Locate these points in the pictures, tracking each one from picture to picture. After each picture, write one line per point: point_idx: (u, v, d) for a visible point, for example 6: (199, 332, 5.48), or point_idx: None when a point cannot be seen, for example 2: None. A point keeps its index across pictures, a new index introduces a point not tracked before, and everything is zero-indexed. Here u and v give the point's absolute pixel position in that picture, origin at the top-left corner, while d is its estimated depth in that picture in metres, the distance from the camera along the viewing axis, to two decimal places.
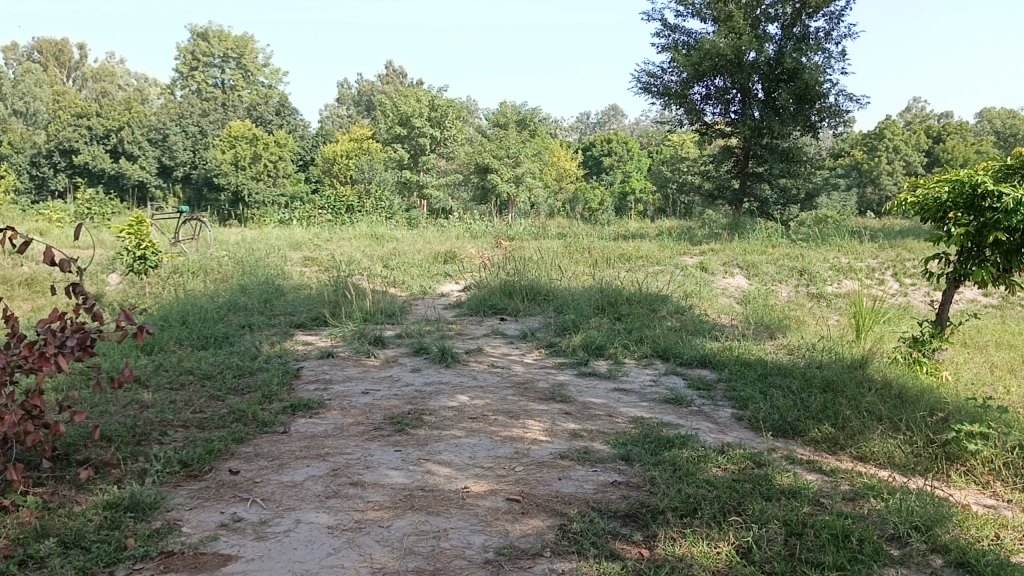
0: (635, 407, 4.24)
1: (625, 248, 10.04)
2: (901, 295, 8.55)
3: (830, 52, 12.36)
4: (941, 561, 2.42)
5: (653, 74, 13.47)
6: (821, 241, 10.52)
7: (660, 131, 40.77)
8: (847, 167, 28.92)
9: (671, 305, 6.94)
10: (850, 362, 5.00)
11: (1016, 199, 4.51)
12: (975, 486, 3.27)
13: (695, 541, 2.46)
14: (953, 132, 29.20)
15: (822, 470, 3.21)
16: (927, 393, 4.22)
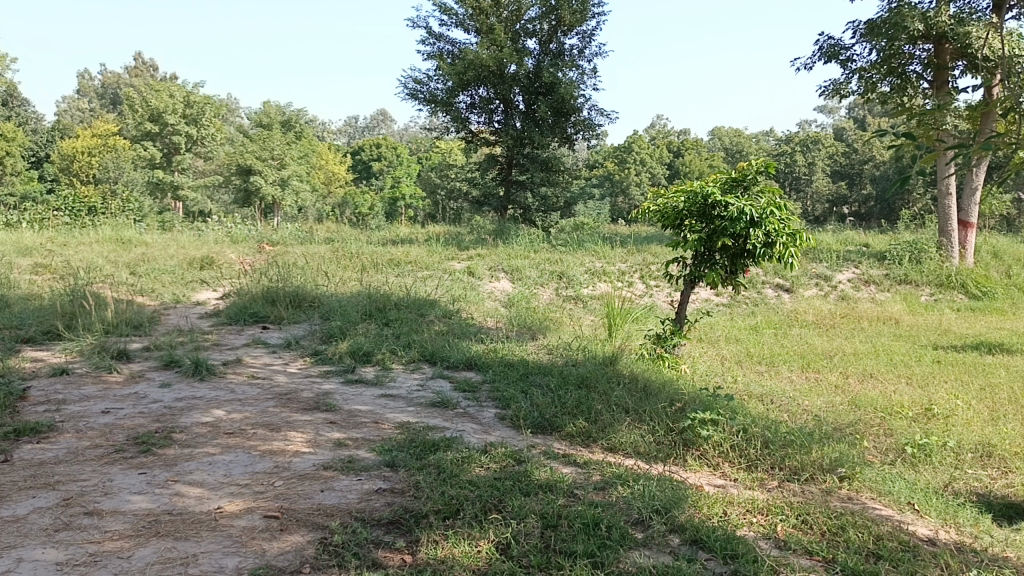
0: (401, 412, 4.23)
1: (393, 253, 10.04)
2: (647, 296, 9.32)
3: (583, 68, 13.15)
4: (678, 539, 2.63)
5: (419, 81, 13.56)
6: (578, 246, 11.17)
7: (428, 138, 41.32)
8: (601, 177, 30.99)
9: (438, 310, 7.03)
10: (602, 359, 5.33)
11: (739, 208, 5.07)
12: (708, 468, 3.60)
13: (456, 542, 2.50)
14: (690, 148, 32.30)
15: (576, 463, 3.39)
16: (668, 386, 4.60)
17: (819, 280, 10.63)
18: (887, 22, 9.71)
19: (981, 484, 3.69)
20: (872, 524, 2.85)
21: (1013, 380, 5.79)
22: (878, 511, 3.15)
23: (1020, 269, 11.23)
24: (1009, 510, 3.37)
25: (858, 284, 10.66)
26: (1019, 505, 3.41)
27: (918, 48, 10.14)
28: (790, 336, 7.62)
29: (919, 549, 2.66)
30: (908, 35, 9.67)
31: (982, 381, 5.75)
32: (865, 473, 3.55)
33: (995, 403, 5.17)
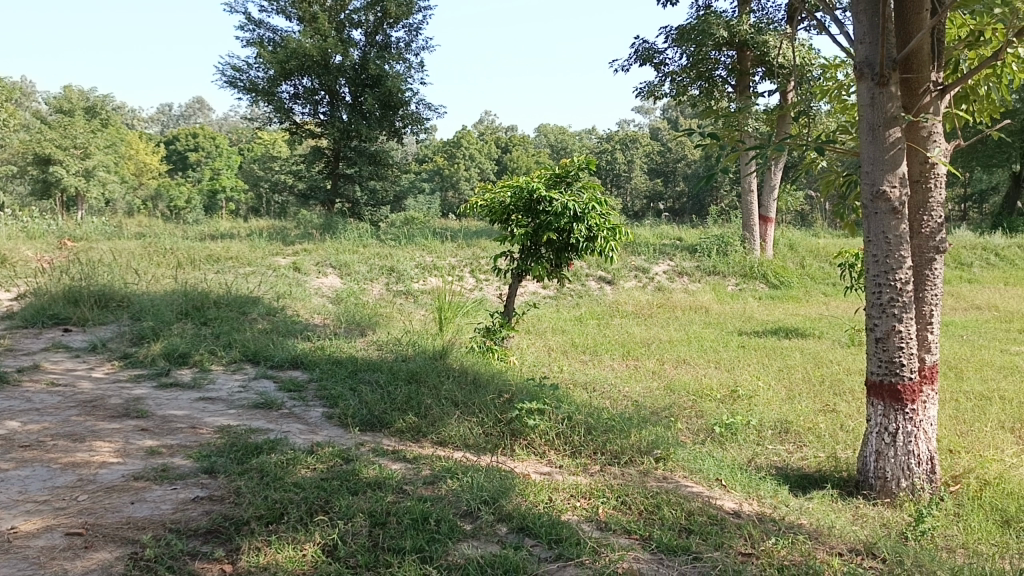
0: (221, 415, 4.03)
1: (212, 249, 9.55)
2: (477, 290, 9.47)
3: (410, 61, 13.09)
4: (506, 528, 2.67)
5: (238, 68, 12.96)
6: (408, 241, 11.10)
7: (250, 129, 39.62)
8: (430, 171, 30.96)
9: (261, 307, 6.75)
10: (432, 354, 5.33)
11: (563, 203, 5.23)
12: (535, 456, 3.70)
13: (280, 547, 2.41)
14: (518, 144, 33.01)
15: (406, 458, 3.37)
16: (496, 377, 4.68)
17: (638, 272, 11.18)
18: (695, 28, 10.35)
19: (779, 458, 4.03)
20: (685, 502, 3.03)
21: (806, 361, 6.36)
22: (690, 488, 3.35)
23: (811, 261, 12.33)
24: (802, 481, 3.70)
25: (673, 275, 11.31)
26: (811, 476, 3.76)
27: (722, 53, 10.86)
28: (612, 327, 7.95)
29: (725, 522, 2.86)
30: (714, 41, 10.35)
31: (780, 363, 6.28)
32: (678, 453, 3.78)
33: (791, 383, 5.65)
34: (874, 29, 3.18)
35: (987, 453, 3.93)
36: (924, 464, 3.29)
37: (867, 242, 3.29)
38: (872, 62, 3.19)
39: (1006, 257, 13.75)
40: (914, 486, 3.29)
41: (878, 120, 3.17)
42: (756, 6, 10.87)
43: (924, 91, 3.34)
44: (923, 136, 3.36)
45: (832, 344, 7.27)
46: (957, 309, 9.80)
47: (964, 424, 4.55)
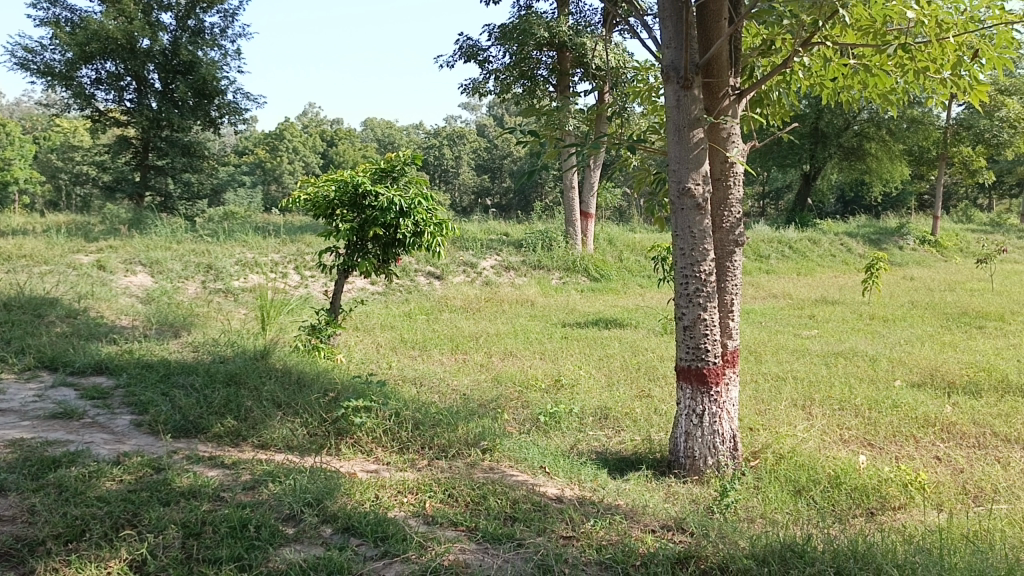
0: (12, 428, 3.67)
1: (1, 246, 8.67)
2: (301, 287, 9.27)
3: (225, 49, 12.50)
4: (330, 529, 2.62)
5: (29, 48, 11.82)
6: (226, 236, 10.60)
7: (44, 114, 36.31)
8: (251, 164, 29.71)
9: (60, 309, 6.21)
10: (253, 354, 5.12)
11: (388, 198, 5.20)
12: (362, 455, 3.65)
13: (81, 567, 2.23)
14: (343, 137, 32.37)
15: (224, 464, 3.22)
16: (321, 376, 4.57)
17: (466, 267, 11.28)
18: (517, 28, 10.56)
19: (600, 443, 4.21)
20: (510, 490, 3.09)
21: (623, 350, 6.67)
22: (516, 477, 3.43)
23: (629, 255, 12.94)
24: (620, 463, 3.89)
25: (500, 270, 11.52)
26: (628, 458, 3.95)
27: (544, 54, 11.14)
28: (440, 321, 7.98)
29: (548, 508, 2.94)
30: (535, 41, 10.62)
31: (601, 352, 6.55)
32: (504, 443, 3.86)
33: (611, 371, 5.92)
34: (679, 35, 3.37)
35: (781, 429, 4.29)
36: (727, 442, 3.55)
37: (674, 236, 3.49)
38: (677, 66, 3.38)
39: (799, 249, 15.05)
40: (719, 463, 3.55)
41: (683, 121, 3.37)
42: (574, 9, 11.23)
43: (723, 95, 3.58)
44: (723, 137, 3.61)
45: (648, 333, 7.67)
46: (757, 298, 10.63)
47: (762, 403, 4.95)
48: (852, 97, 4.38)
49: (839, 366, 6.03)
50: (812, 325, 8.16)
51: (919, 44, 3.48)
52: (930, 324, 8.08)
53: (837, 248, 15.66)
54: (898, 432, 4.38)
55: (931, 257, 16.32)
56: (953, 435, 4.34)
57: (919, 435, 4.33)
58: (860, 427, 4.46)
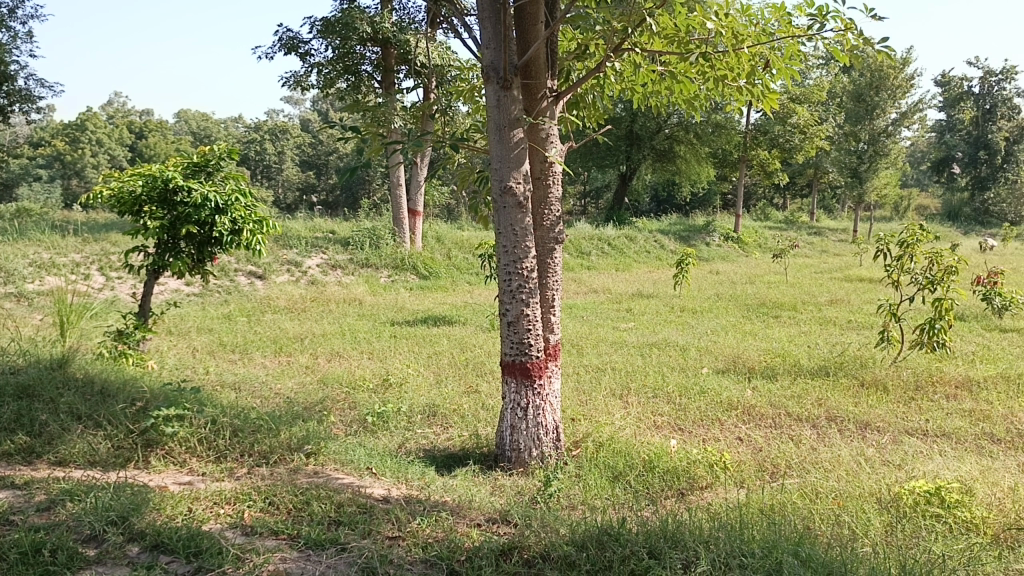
0: None
1: None
2: (107, 289, 8.64)
3: (15, 30, 11.40)
4: (138, 548, 2.45)
5: None
6: (19, 235, 9.68)
7: None
8: (48, 156, 27.29)
9: None
10: (49, 363, 4.71)
11: (202, 195, 4.95)
12: (174, 466, 3.44)
13: None
14: (154, 130, 30.45)
15: (14, 485, 2.94)
16: (129, 385, 4.27)
17: (290, 266, 10.93)
18: (340, 22, 10.36)
19: (427, 440, 4.22)
20: (334, 494, 3.02)
21: (451, 347, 6.71)
22: (341, 479, 3.36)
23: (457, 252, 13.02)
24: (447, 460, 3.91)
25: (325, 269, 11.25)
26: (455, 454, 3.99)
27: (368, 49, 11.00)
28: (262, 323, 7.68)
29: (374, 510, 2.91)
30: (359, 36, 10.46)
31: (429, 350, 6.56)
32: (329, 446, 3.78)
33: (438, 368, 5.93)
34: (497, 36, 3.42)
35: (600, 418, 4.48)
36: (549, 433, 3.66)
37: (496, 233, 3.55)
38: (496, 66, 3.43)
39: (617, 246, 15.73)
40: (542, 454, 3.66)
41: (503, 121, 3.43)
42: (398, 6, 11.15)
43: (541, 97, 3.68)
44: (542, 137, 3.71)
45: (475, 329, 7.75)
46: (579, 293, 11.02)
47: (584, 394, 5.14)
48: (662, 102, 4.64)
49: (654, 356, 6.37)
50: (629, 318, 8.56)
51: (717, 52, 3.73)
52: (734, 315, 8.71)
53: (652, 244, 16.52)
54: (706, 416, 4.68)
55: (735, 253, 17.60)
56: (753, 416, 4.71)
57: (724, 417, 4.65)
58: (672, 413, 4.73)
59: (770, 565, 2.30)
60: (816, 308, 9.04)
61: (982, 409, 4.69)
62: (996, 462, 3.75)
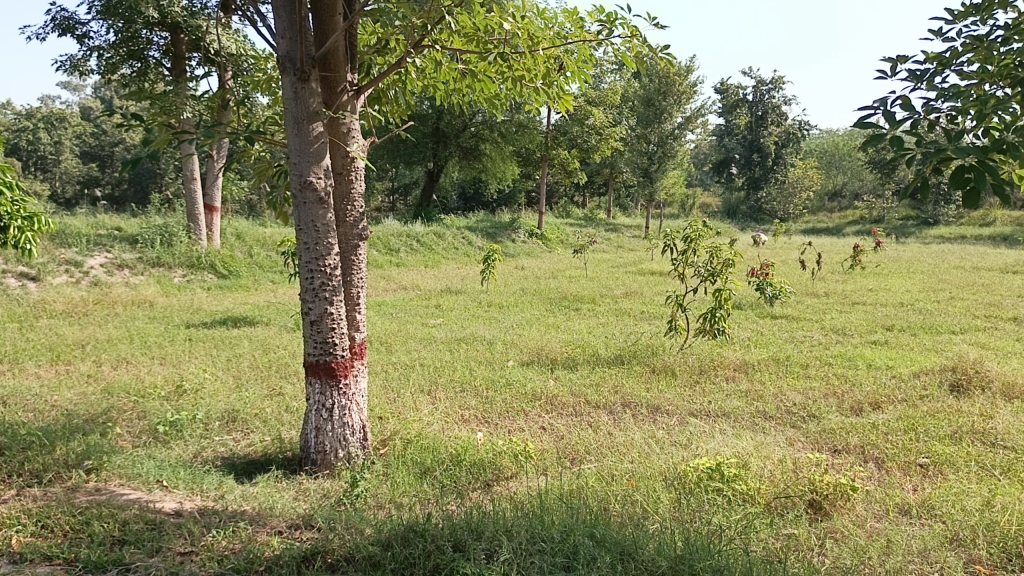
0: None
1: None
2: None
3: None
4: None
5: None
6: None
7: None
8: None
9: None
10: None
11: None
12: None
13: None
14: None
15: None
16: None
17: (69, 266, 10.02)
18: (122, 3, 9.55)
19: (226, 447, 4.01)
20: (118, 511, 2.80)
21: (253, 349, 6.43)
22: (127, 496, 3.11)
23: (258, 250, 12.50)
24: (248, 467, 3.74)
25: (111, 268, 10.41)
26: (256, 461, 3.82)
27: (155, 34, 10.29)
28: (35, 329, 6.97)
29: (164, 525, 2.73)
30: (144, 19, 9.72)
31: (228, 352, 6.24)
32: (113, 460, 3.51)
33: (238, 371, 5.66)
34: (293, 26, 3.28)
35: (408, 415, 4.46)
36: (356, 433, 3.61)
37: (297, 230, 3.42)
38: (292, 57, 3.30)
39: (425, 242, 15.74)
40: (349, 455, 3.60)
41: (301, 113, 3.31)
42: None
43: (342, 90, 3.60)
44: (343, 132, 3.63)
45: (278, 330, 7.46)
46: (387, 290, 10.93)
47: (391, 391, 5.09)
48: (464, 99, 4.69)
49: (461, 351, 6.44)
50: (437, 314, 8.61)
51: (515, 54, 3.83)
52: (537, 309, 8.98)
53: (459, 241, 16.66)
54: (511, 408, 4.80)
55: (538, 249, 18.18)
56: (555, 406, 4.88)
57: (528, 408, 4.79)
58: (478, 406, 4.80)
59: (567, 548, 2.39)
60: (612, 301, 9.52)
61: (756, 389, 5.15)
62: (768, 437, 4.14)
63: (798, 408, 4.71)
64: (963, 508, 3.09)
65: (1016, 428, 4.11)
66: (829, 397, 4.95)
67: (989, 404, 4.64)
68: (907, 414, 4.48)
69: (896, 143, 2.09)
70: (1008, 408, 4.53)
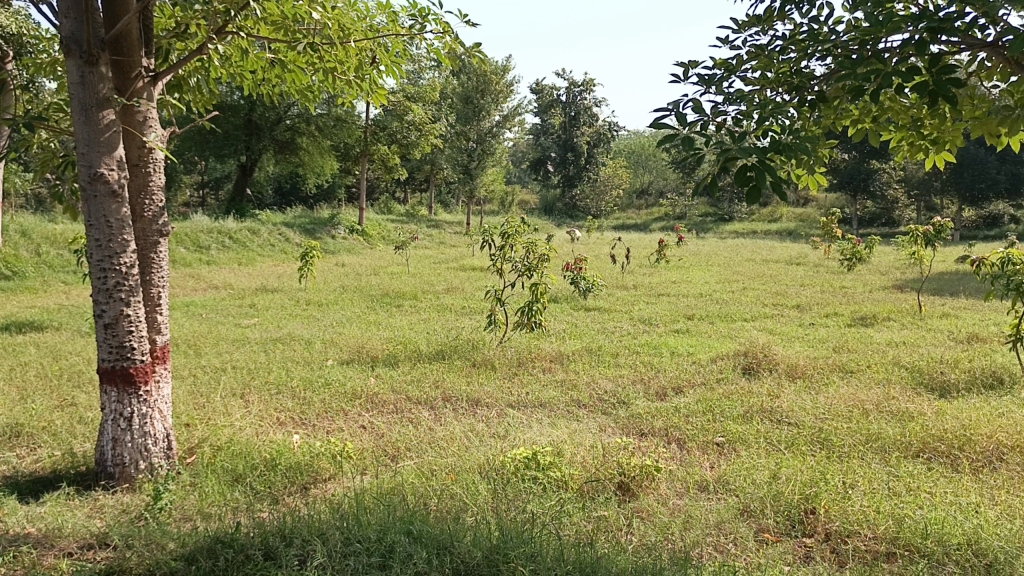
0: None
1: None
2: None
3: None
4: None
5: None
6: None
7: None
8: None
9: None
10: None
11: None
12: None
13: None
14: None
15: None
16: None
17: None
18: None
19: (7, 466, 3.63)
20: None
21: (42, 356, 5.88)
22: None
23: (48, 249, 11.46)
24: (34, 486, 3.41)
25: None
26: (45, 478, 3.49)
27: None
28: None
29: None
30: None
31: (11, 361, 5.65)
32: None
33: (24, 382, 5.14)
34: (78, 5, 3.01)
35: (218, 420, 4.24)
36: (159, 442, 3.40)
37: (86, 226, 3.15)
38: (78, 38, 3.02)
39: (239, 239, 15.03)
40: (151, 466, 3.36)
41: (89, 100, 3.04)
42: None
43: (136, 76, 3.36)
44: (139, 120, 3.38)
45: (71, 335, 6.86)
46: (196, 290, 10.33)
47: (199, 396, 4.82)
48: (274, 89, 4.52)
49: (277, 352, 6.20)
50: (251, 314, 8.26)
51: (324, 45, 3.73)
52: (357, 306, 8.84)
53: (275, 237, 16.07)
54: (329, 408, 4.68)
55: (359, 246, 17.89)
56: (375, 404, 4.81)
57: (348, 408, 4.69)
58: (294, 408, 4.65)
59: (383, 547, 2.37)
60: (434, 297, 9.54)
61: (571, 378, 5.35)
62: (581, 424, 4.30)
63: (609, 395, 4.93)
64: (753, 481, 3.34)
65: (798, 405, 4.52)
66: (637, 382, 5.23)
67: (776, 384, 5.08)
68: (706, 396, 4.81)
69: (687, 144, 2.22)
70: (791, 387, 4.97)
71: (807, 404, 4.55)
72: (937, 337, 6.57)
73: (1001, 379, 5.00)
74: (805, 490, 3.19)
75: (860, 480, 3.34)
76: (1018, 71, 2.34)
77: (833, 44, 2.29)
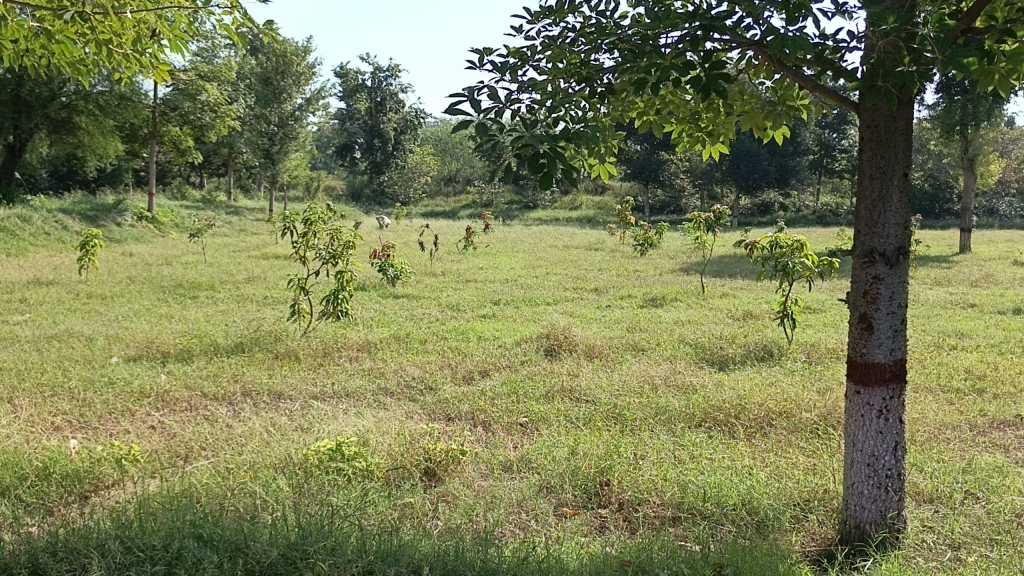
0: None
1: None
2: None
3: None
4: None
5: None
6: None
7: None
8: None
9: None
10: None
11: None
12: None
13: None
14: None
15: None
16: None
17: None
18: None
19: None
20: None
21: None
22: None
23: None
24: None
25: None
26: None
27: None
28: None
29: None
30: None
31: None
32: None
33: None
34: None
35: None
36: None
37: None
38: None
39: (6, 227, 13.54)
40: None
41: None
42: None
43: None
44: None
45: None
46: None
47: None
48: (40, 61, 4.07)
49: (52, 351, 5.65)
50: (22, 309, 7.47)
51: (96, 14, 3.41)
52: (147, 298, 8.26)
53: (51, 225, 14.64)
54: (113, 408, 4.34)
55: (148, 234, 16.67)
56: (166, 403, 4.51)
57: (134, 408, 4.37)
58: (72, 410, 4.26)
59: (169, 554, 2.22)
60: (233, 287, 9.07)
61: (378, 367, 5.29)
62: (388, 412, 4.27)
63: (416, 382, 4.94)
64: (553, 458, 3.47)
65: (595, 383, 4.75)
66: (444, 368, 5.26)
67: (575, 364, 5.30)
68: (511, 378, 4.94)
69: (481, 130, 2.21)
70: (589, 366, 5.21)
71: (603, 381, 4.79)
72: (717, 315, 7.13)
73: (771, 351, 5.51)
74: (601, 464, 3.34)
75: (649, 451, 3.54)
76: (780, 70, 2.55)
77: (619, 37, 2.38)
